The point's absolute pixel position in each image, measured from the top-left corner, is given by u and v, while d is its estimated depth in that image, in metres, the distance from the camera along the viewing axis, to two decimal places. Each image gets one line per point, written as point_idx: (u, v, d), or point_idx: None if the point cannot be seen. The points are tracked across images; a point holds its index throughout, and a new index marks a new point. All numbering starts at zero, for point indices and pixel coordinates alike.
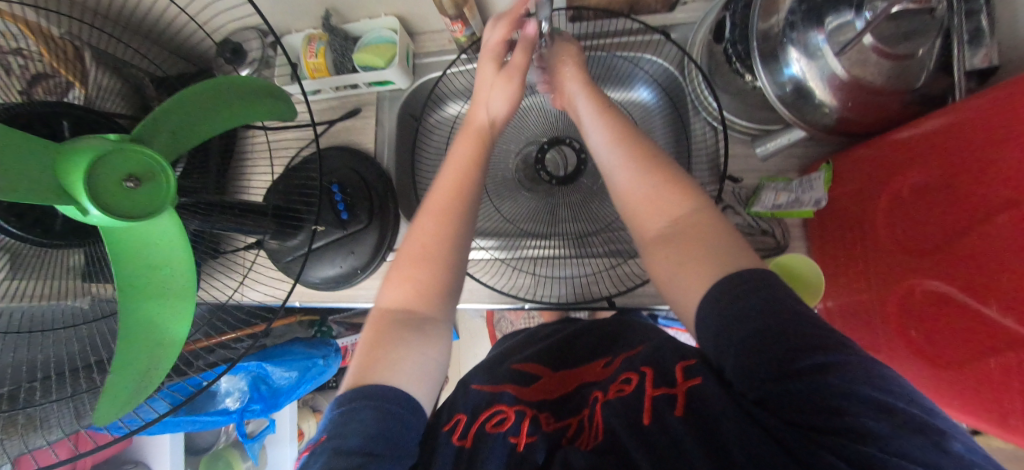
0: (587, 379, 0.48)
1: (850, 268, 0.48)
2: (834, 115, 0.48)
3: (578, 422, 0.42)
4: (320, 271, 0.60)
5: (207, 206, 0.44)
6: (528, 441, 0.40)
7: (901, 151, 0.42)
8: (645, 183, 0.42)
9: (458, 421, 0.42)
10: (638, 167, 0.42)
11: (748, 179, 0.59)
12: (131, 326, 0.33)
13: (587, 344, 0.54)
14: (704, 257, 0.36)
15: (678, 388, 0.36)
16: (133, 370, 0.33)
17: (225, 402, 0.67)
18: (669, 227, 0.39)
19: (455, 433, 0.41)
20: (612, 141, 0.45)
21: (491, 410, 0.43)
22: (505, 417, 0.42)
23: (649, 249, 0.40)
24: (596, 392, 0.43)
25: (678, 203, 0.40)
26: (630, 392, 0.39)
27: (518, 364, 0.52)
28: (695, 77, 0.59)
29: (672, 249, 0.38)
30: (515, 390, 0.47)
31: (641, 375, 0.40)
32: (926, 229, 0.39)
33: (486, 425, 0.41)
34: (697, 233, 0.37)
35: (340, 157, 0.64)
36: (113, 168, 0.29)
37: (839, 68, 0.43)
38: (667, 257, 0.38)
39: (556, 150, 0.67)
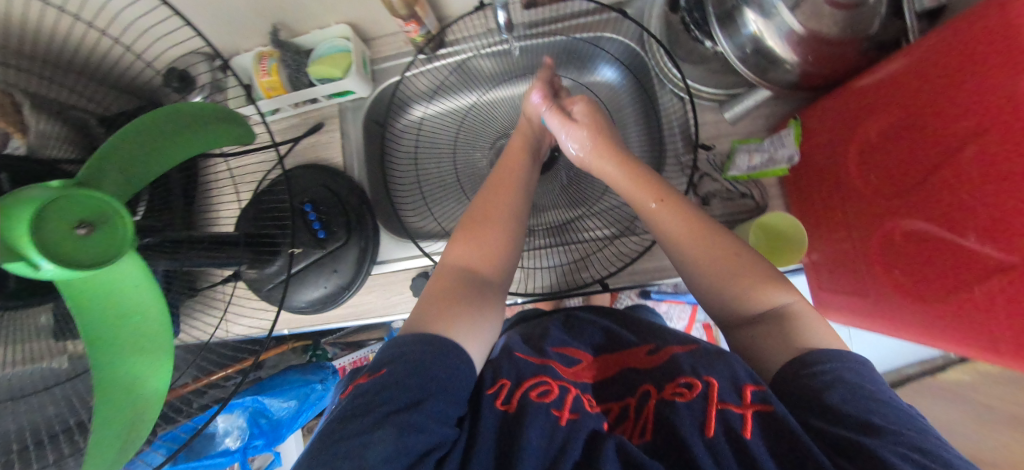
0: (630, 364, 0.47)
1: (828, 219, 0.49)
2: (796, 71, 0.49)
3: (624, 407, 0.43)
4: (305, 294, 0.58)
5: (175, 244, 0.42)
6: (571, 415, 0.39)
7: (864, 98, 0.43)
8: (715, 266, 0.45)
9: (503, 385, 0.43)
10: (705, 247, 0.45)
11: (721, 144, 0.59)
12: (109, 381, 0.31)
13: (622, 330, 0.53)
14: (785, 338, 0.40)
15: (748, 405, 0.36)
16: (118, 426, 0.31)
17: (225, 442, 0.65)
18: (754, 310, 0.43)
19: (501, 397, 0.41)
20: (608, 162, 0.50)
21: (536, 380, 0.43)
22: (549, 388, 0.42)
23: (738, 330, 0.44)
24: (647, 386, 0.43)
25: (767, 295, 0.43)
26: (691, 398, 0.38)
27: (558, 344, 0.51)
28: (656, 51, 0.59)
29: (760, 333, 0.42)
30: (558, 365, 0.47)
31: (705, 385, 0.39)
32: (897, 170, 0.40)
33: (530, 393, 0.41)
34: (776, 315, 0.42)
35: (308, 175, 0.62)
36: (64, 217, 0.27)
37: (794, 23, 0.44)
38: (756, 339, 0.42)
39: None
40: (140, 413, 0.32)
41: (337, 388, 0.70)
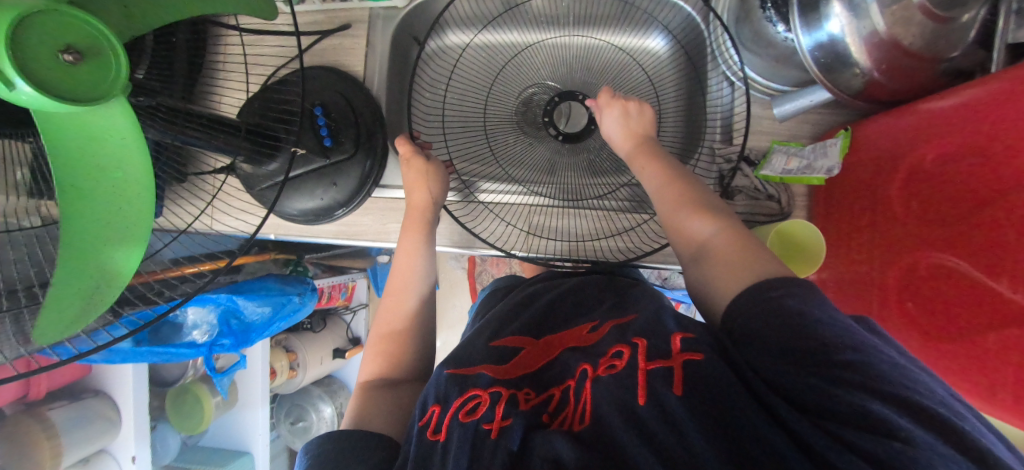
0: (570, 344, 0.45)
1: (850, 237, 0.48)
2: (862, 77, 0.46)
3: (564, 391, 0.40)
4: (299, 202, 0.56)
5: (172, 112, 0.38)
6: (500, 427, 0.36)
7: (931, 123, 0.40)
8: (672, 205, 0.47)
9: (433, 413, 0.39)
10: (655, 170, 0.49)
11: (758, 142, 0.56)
12: (86, 235, 0.29)
13: (559, 307, 0.51)
14: (739, 264, 0.41)
15: (675, 361, 0.35)
16: (79, 282, 0.29)
17: (191, 335, 0.62)
18: (705, 246, 0.44)
19: (432, 426, 0.39)
20: (640, 171, 0.50)
21: (466, 396, 0.39)
22: (479, 402, 0.38)
23: (688, 266, 0.46)
24: (582, 364, 0.40)
25: (701, 228, 0.45)
26: (622, 368, 0.37)
27: (500, 340, 0.48)
28: (720, 32, 0.54)
29: (705, 269, 0.44)
30: (490, 370, 0.43)
31: (633, 347, 0.39)
32: (943, 203, 0.38)
33: (459, 414, 0.38)
34: (729, 251, 0.42)
35: (324, 78, 0.58)
36: (48, 35, 0.24)
37: (879, 23, 0.40)
38: (705, 273, 0.44)
39: (567, 103, 0.61)
40: (102, 275, 0.30)
41: (314, 304, 0.71)
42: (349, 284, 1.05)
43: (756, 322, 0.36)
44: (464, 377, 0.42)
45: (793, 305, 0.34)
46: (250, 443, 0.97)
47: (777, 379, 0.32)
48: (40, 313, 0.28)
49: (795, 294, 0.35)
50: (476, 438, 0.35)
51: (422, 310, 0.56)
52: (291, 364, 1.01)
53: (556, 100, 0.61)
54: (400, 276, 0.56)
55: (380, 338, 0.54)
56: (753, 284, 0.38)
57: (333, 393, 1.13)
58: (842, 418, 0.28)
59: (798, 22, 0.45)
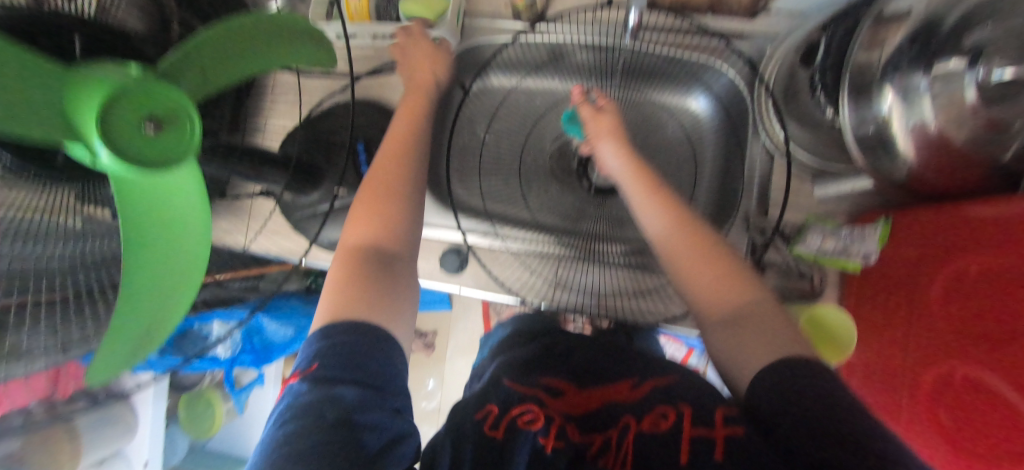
0: (610, 398, 0.46)
1: (884, 329, 0.47)
2: (909, 170, 0.45)
3: (605, 441, 0.41)
4: (332, 232, 0.57)
5: (226, 149, 0.41)
6: (555, 445, 0.40)
7: (974, 228, 0.40)
8: (701, 271, 0.46)
9: (489, 411, 0.44)
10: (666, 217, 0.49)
11: (794, 215, 0.55)
12: (145, 284, 0.30)
13: (587, 358, 0.52)
14: (763, 341, 0.40)
15: (716, 433, 0.36)
16: (134, 326, 0.31)
17: (215, 349, 0.63)
18: (735, 313, 0.43)
19: (488, 422, 0.43)
20: (664, 225, 0.48)
21: (523, 407, 0.44)
22: (535, 416, 0.43)
23: (710, 328, 0.44)
24: (627, 416, 0.42)
25: (734, 294, 0.44)
26: (667, 428, 0.39)
27: (545, 378, 0.50)
28: (764, 102, 0.53)
29: (738, 336, 0.41)
30: (547, 398, 0.46)
31: (680, 413, 0.40)
32: (979, 315, 0.37)
33: (517, 420, 0.42)
34: (765, 319, 0.41)
35: (367, 114, 0.59)
36: (132, 107, 0.25)
37: (929, 116, 0.40)
38: (727, 335, 0.42)
39: None
40: (159, 319, 0.31)
41: None
42: None
43: (768, 397, 0.35)
44: (522, 392, 0.47)
45: (826, 387, 0.33)
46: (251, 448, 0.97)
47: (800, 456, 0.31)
48: (100, 355, 0.30)
49: (824, 377, 0.34)
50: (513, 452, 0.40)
51: (397, 224, 0.47)
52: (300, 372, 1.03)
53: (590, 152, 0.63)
54: (361, 218, 0.47)
55: (338, 276, 0.43)
56: (772, 360, 0.37)
57: None
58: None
59: (847, 108, 0.44)
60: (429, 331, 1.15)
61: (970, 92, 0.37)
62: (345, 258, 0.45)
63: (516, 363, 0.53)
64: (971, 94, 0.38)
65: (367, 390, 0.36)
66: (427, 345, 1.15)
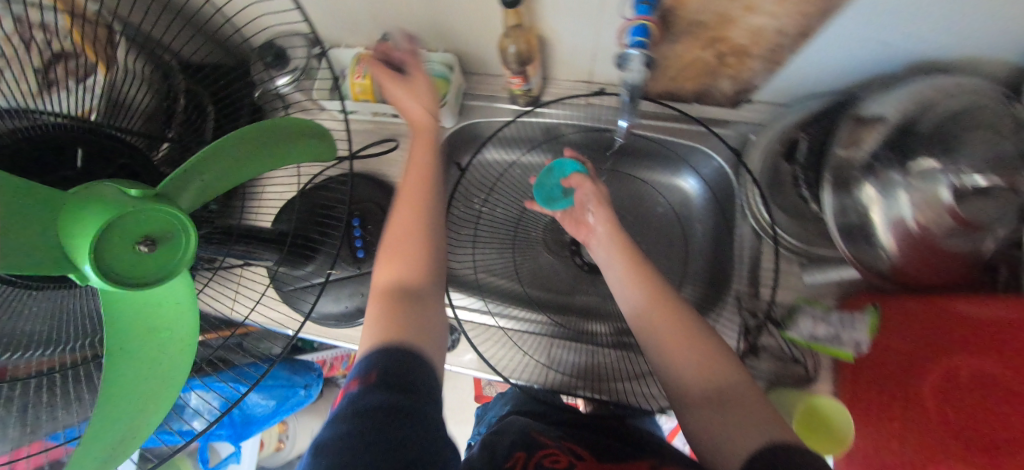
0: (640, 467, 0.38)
1: (879, 417, 0.46)
2: (892, 263, 0.46)
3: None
4: (323, 306, 0.57)
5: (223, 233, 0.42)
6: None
7: (962, 331, 0.40)
8: (682, 351, 0.46)
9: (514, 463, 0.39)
10: (646, 291, 0.50)
11: (785, 297, 0.56)
12: (127, 389, 0.29)
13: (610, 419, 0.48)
14: (746, 427, 0.38)
15: None
16: (114, 430, 0.29)
17: (191, 423, 0.61)
18: (711, 391, 0.43)
19: None
20: (642, 300, 0.50)
21: (539, 457, 0.39)
22: (554, 462, 0.38)
23: (692, 409, 0.43)
24: None
25: (716, 373, 0.44)
26: None
27: (567, 444, 0.42)
28: (749, 188, 0.56)
29: (714, 413, 0.41)
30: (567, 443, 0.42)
31: None
32: (973, 418, 0.37)
33: (540, 464, 0.38)
34: (744, 399, 0.41)
35: (365, 187, 0.60)
36: (129, 230, 0.25)
37: (907, 212, 0.43)
38: (708, 415, 0.41)
39: None
40: (130, 431, 0.29)
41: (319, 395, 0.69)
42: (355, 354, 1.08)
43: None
44: (532, 444, 0.42)
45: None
46: None
47: None
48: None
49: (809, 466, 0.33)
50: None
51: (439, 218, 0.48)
52: (281, 435, 0.98)
53: None
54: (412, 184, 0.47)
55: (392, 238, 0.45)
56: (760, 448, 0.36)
57: None
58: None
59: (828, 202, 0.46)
60: None
61: (944, 192, 0.41)
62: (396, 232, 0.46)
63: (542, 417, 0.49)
64: (944, 192, 0.41)
65: (417, 347, 0.37)
66: None
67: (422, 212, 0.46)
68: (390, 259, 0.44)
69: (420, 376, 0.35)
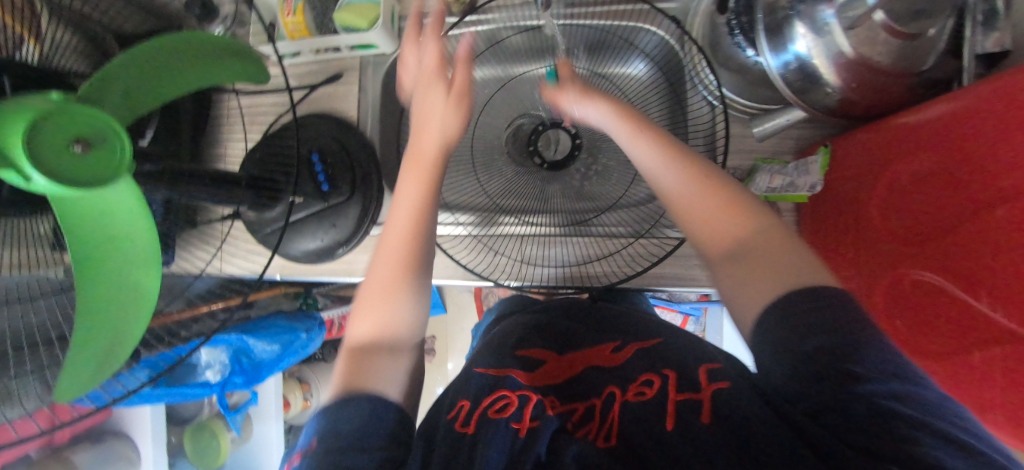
0: (594, 362, 0.50)
1: (833, 251, 0.49)
2: (836, 96, 0.46)
3: (589, 407, 0.43)
4: (301, 243, 0.58)
5: (177, 176, 0.40)
6: (529, 427, 0.40)
7: (901, 136, 0.40)
8: (701, 198, 0.44)
9: (461, 408, 0.44)
10: (684, 169, 0.44)
11: (742, 160, 0.57)
12: (105, 300, 0.31)
13: (565, 325, 0.58)
14: (768, 271, 0.38)
15: (705, 395, 0.39)
16: (100, 339, 0.32)
17: (205, 375, 0.67)
18: (735, 248, 0.42)
19: (460, 420, 0.43)
20: (678, 178, 0.45)
21: (494, 396, 0.44)
22: (507, 403, 0.43)
23: (715, 267, 0.43)
24: (610, 386, 0.45)
25: (734, 224, 0.42)
26: (652, 396, 0.42)
27: (524, 351, 0.52)
28: (696, 56, 0.56)
29: (736, 269, 0.41)
30: (518, 374, 0.48)
31: (663, 378, 0.43)
32: (923, 219, 0.38)
33: (488, 411, 0.42)
34: (768, 248, 0.40)
35: (319, 125, 0.61)
36: (61, 129, 0.26)
37: (845, 45, 0.42)
38: (729, 274, 0.41)
39: (553, 131, 0.64)
40: (116, 340, 0.33)
41: (321, 340, 0.75)
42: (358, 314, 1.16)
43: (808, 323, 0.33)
44: (496, 378, 0.47)
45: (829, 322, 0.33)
46: None
47: (799, 400, 0.33)
48: (64, 380, 0.32)
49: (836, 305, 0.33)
50: (466, 448, 0.39)
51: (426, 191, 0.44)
52: (304, 394, 1.07)
53: (541, 129, 0.64)
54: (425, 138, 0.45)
55: (388, 240, 0.44)
56: (791, 290, 0.36)
57: None
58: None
59: (767, 47, 0.46)
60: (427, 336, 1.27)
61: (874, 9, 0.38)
62: (393, 231, 0.44)
63: (497, 342, 0.56)
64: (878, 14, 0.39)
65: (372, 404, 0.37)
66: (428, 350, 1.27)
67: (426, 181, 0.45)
68: (387, 262, 0.44)
69: (375, 421, 0.36)
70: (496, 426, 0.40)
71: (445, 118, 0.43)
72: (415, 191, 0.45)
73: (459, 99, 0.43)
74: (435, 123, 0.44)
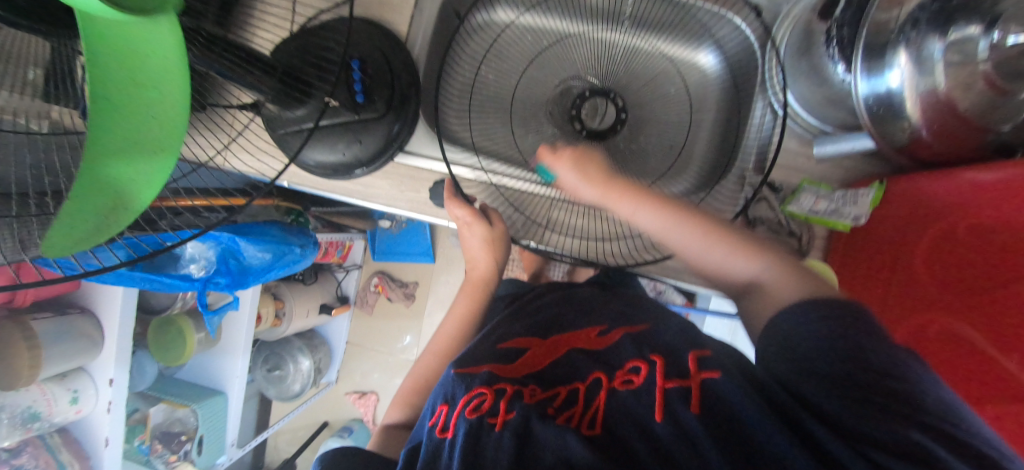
0: (575, 345, 0.47)
1: (865, 287, 0.49)
2: (910, 135, 0.45)
3: (573, 390, 0.40)
4: (319, 155, 0.54)
5: (206, 40, 0.36)
6: (505, 420, 0.35)
7: (968, 189, 0.40)
8: (711, 246, 0.45)
9: (441, 412, 0.39)
10: (668, 218, 0.46)
11: (790, 178, 0.56)
12: (111, 161, 0.27)
13: (552, 310, 0.55)
14: (779, 294, 0.40)
15: (693, 381, 0.36)
16: (105, 201, 0.28)
17: (188, 268, 0.64)
18: (750, 283, 0.44)
19: (438, 426, 0.37)
20: (658, 230, 0.47)
21: (470, 394, 0.39)
22: (483, 398, 0.38)
23: (738, 299, 0.46)
24: (597, 372, 0.41)
25: (744, 266, 0.44)
26: (639, 384, 0.38)
27: (506, 344, 0.48)
28: (773, 60, 0.54)
29: (753, 302, 0.43)
30: (496, 368, 0.43)
31: (650, 364, 0.40)
32: (968, 274, 0.38)
33: (465, 411, 0.37)
34: (779, 285, 0.41)
35: (366, 31, 0.56)
36: None
37: (941, 83, 0.39)
38: (753, 304, 0.43)
39: (596, 99, 0.61)
40: (121, 208, 0.29)
41: (312, 259, 0.74)
42: (346, 244, 1.13)
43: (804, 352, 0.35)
44: (471, 374, 0.42)
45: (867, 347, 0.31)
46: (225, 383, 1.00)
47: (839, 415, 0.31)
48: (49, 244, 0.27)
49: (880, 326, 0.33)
50: (480, 430, 0.35)
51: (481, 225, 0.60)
52: (277, 312, 1.05)
53: (586, 94, 0.61)
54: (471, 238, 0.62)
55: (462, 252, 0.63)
56: (805, 300, 0.37)
57: (313, 348, 1.22)
58: (886, 448, 0.27)
59: (859, 66, 0.43)
60: (410, 281, 1.24)
61: (980, 53, 0.37)
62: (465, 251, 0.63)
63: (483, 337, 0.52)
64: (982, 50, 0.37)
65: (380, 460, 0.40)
66: (408, 295, 1.24)
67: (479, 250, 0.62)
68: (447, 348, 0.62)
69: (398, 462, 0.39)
70: (513, 404, 0.37)
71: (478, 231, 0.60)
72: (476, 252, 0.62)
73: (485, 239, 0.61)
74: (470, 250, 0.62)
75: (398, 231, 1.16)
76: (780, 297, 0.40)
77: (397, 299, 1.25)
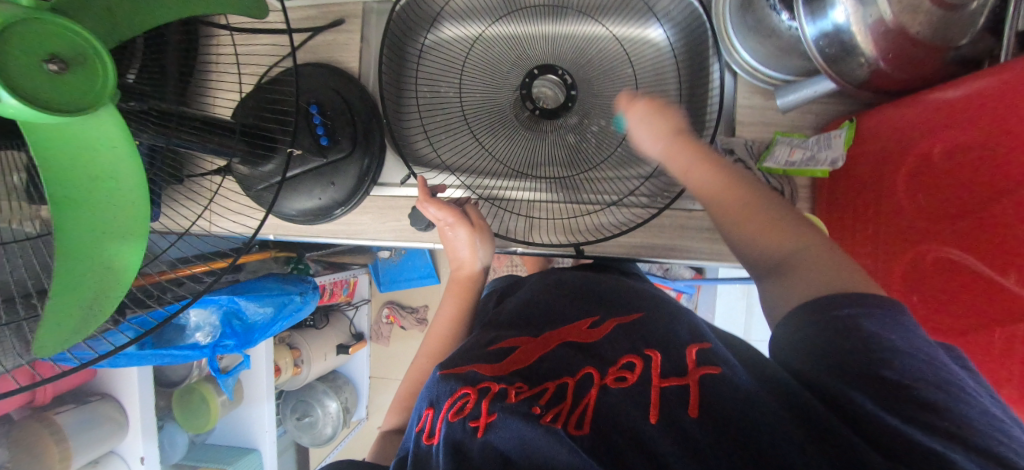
0: (569, 338, 0.45)
1: (855, 228, 0.49)
2: (868, 69, 0.44)
3: (561, 384, 0.38)
4: (297, 202, 0.55)
5: (163, 115, 0.37)
6: (487, 423, 0.34)
7: (939, 115, 0.39)
8: (750, 211, 0.40)
9: (427, 416, 0.39)
10: (714, 181, 0.42)
11: (760, 133, 0.56)
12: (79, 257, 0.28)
13: (544, 302, 0.54)
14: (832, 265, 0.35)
15: (691, 378, 0.34)
16: (85, 292, 0.28)
17: (195, 337, 0.65)
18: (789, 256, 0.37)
19: (426, 431, 0.38)
20: (694, 181, 0.43)
21: (456, 394, 0.38)
22: (466, 400, 0.37)
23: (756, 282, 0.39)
24: (588, 369, 0.39)
25: (790, 239, 0.37)
26: (634, 382, 0.36)
27: (498, 344, 0.48)
28: (721, 19, 0.55)
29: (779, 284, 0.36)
30: (480, 367, 0.42)
31: (647, 359, 0.38)
32: (952, 197, 0.37)
33: (449, 414, 0.36)
34: (820, 255, 0.35)
35: (319, 75, 0.57)
36: (31, 42, 0.22)
37: (884, 13, 0.38)
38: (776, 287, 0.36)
39: (544, 80, 0.61)
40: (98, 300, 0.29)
41: (314, 303, 0.75)
42: (351, 281, 1.15)
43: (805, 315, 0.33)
44: (456, 374, 0.41)
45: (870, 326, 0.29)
46: (257, 440, 1.01)
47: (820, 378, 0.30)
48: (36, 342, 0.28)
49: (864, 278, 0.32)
50: (465, 436, 0.34)
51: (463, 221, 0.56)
52: (295, 360, 1.07)
53: (534, 76, 0.61)
54: (454, 242, 0.57)
55: (450, 249, 0.58)
56: (826, 294, 0.33)
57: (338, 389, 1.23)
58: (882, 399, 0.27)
59: (802, 11, 0.43)
60: (419, 306, 1.25)
61: None
62: (451, 248, 0.58)
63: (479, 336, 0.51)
64: None
65: None
66: (420, 321, 1.25)
67: (467, 246, 0.57)
68: None
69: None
70: (502, 402, 0.36)
71: (460, 228, 0.55)
72: (473, 247, 0.57)
73: (473, 241, 0.56)
74: (461, 244, 0.57)
75: (398, 259, 1.18)
76: (813, 276, 0.34)
77: (410, 327, 1.26)
